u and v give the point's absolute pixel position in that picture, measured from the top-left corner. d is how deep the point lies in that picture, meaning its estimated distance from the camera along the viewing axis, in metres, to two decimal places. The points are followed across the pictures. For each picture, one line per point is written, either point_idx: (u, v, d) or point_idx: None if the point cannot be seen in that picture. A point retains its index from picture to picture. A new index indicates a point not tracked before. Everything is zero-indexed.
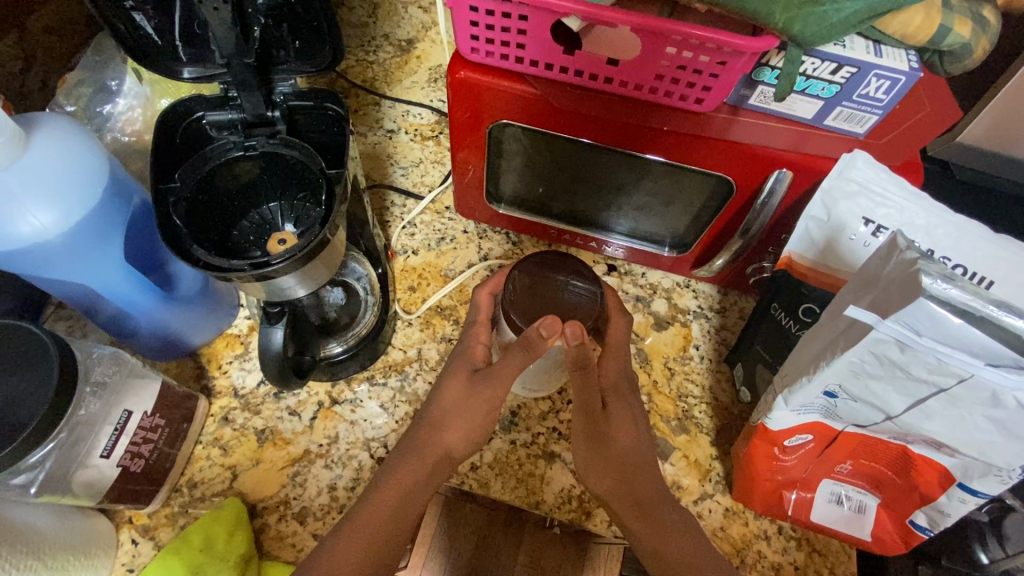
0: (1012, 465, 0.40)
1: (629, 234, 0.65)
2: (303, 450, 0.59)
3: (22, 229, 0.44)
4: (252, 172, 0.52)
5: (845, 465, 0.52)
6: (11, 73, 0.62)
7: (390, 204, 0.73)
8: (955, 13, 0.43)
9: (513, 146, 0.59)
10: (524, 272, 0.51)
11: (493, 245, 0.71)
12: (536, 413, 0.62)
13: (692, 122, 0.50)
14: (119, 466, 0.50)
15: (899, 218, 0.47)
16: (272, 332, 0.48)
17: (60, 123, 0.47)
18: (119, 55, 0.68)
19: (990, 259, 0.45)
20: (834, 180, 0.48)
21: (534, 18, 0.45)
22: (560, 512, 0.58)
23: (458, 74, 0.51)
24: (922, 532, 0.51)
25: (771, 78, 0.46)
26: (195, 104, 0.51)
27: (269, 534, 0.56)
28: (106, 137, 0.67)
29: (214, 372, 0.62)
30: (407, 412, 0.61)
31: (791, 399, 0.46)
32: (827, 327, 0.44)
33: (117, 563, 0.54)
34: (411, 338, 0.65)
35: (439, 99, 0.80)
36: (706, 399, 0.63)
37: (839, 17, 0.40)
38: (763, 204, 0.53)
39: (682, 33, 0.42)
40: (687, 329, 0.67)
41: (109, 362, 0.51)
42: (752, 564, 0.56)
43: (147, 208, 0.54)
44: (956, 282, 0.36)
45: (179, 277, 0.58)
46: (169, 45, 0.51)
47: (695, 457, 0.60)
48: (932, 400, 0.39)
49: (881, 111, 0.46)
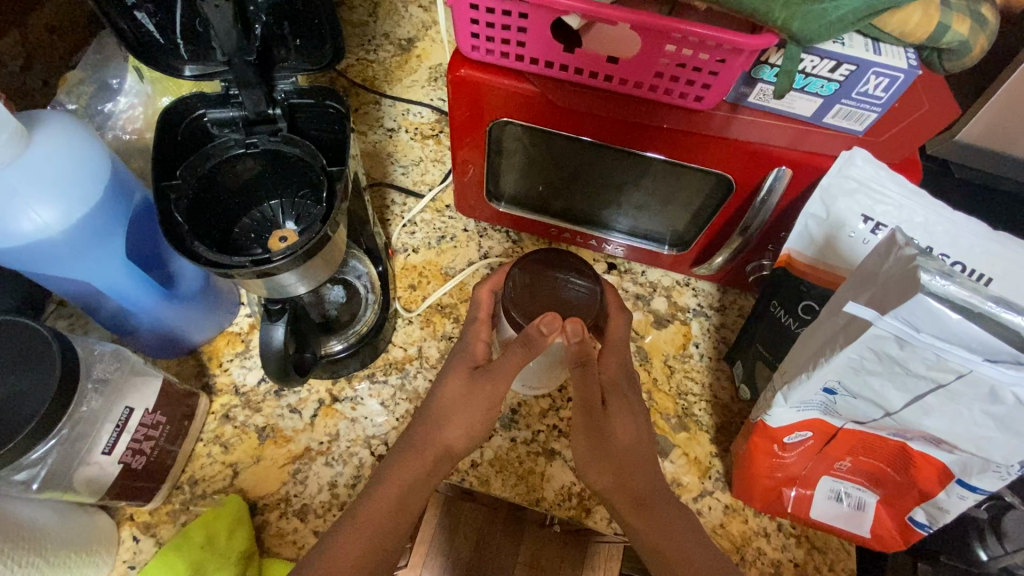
0: (1010, 461, 0.40)
1: (629, 232, 0.65)
2: (304, 448, 0.59)
3: (24, 226, 0.44)
4: (253, 170, 0.52)
5: (845, 462, 0.52)
6: (12, 71, 0.62)
7: (390, 203, 0.73)
8: (953, 12, 0.43)
9: (514, 144, 0.59)
10: (524, 269, 0.51)
11: (493, 243, 0.71)
12: (537, 410, 0.62)
13: (692, 120, 0.50)
14: (120, 463, 0.50)
15: (898, 215, 0.47)
16: (272, 329, 0.48)
17: (61, 120, 0.47)
18: (120, 54, 0.69)
19: (987, 256, 0.45)
20: (833, 177, 0.48)
21: (534, 16, 0.45)
22: (560, 509, 0.58)
23: (458, 72, 0.52)
24: (921, 528, 0.51)
25: (770, 76, 0.46)
26: (195, 101, 0.51)
27: (269, 531, 0.56)
28: (106, 136, 0.67)
29: (215, 370, 0.63)
30: (408, 410, 0.61)
31: (791, 395, 0.46)
32: (826, 324, 0.44)
33: (117, 561, 0.54)
34: (412, 336, 0.66)
35: (439, 97, 0.80)
36: (705, 396, 0.63)
37: (838, 14, 0.40)
38: (763, 201, 0.53)
39: (681, 30, 0.42)
40: (687, 327, 0.67)
41: (111, 358, 0.52)
42: (752, 560, 0.56)
43: (148, 206, 0.55)
44: (955, 278, 0.36)
45: (180, 275, 0.58)
46: (170, 43, 0.51)
47: (695, 455, 0.60)
48: (931, 396, 0.39)
49: (880, 109, 0.46)
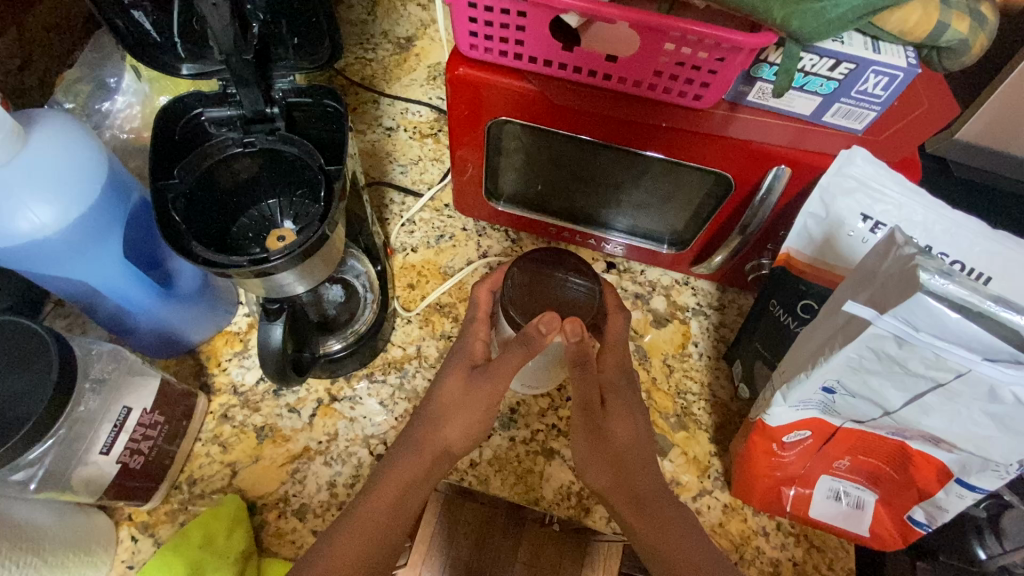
0: (1009, 460, 0.40)
1: (628, 231, 0.65)
2: (303, 447, 0.59)
3: (21, 226, 0.44)
4: (251, 169, 0.52)
5: (843, 461, 0.52)
6: (11, 70, 0.62)
7: (389, 202, 0.73)
8: (953, 10, 0.43)
9: (512, 143, 0.59)
10: (523, 268, 0.51)
11: (492, 242, 0.71)
12: (536, 409, 0.62)
13: (691, 119, 0.50)
14: (118, 463, 0.50)
15: (897, 214, 0.47)
16: (271, 328, 0.48)
17: (61, 119, 0.47)
18: (118, 53, 0.69)
19: (987, 256, 0.45)
20: (833, 176, 0.48)
21: (532, 14, 0.45)
22: (560, 508, 0.59)
23: (457, 71, 0.51)
24: (920, 527, 0.51)
25: (770, 75, 0.46)
26: (194, 100, 0.51)
27: (268, 531, 0.56)
28: (106, 134, 0.67)
29: (214, 369, 0.63)
30: (407, 409, 0.61)
31: (790, 395, 0.46)
32: (826, 323, 0.44)
33: (116, 561, 0.54)
34: (411, 335, 0.65)
35: (438, 96, 0.80)
36: (704, 395, 0.63)
37: (837, 13, 0.40)
38: (762, 200, 0.53)
39: (680, 28, 0.42)
40: (686, 326, 0.67)
41: (109, 358, 0.52)
42: (751, 559, 0.56)
43: (147, 205, 0.55)
44: (954, 277, 0.36)
45: (179, 274, 0.58)
46: (167, 42, 0.51)
47: (694, 454, 0.60)
48: (930, 394, 0.39)
49: (880, 108, 0.46)
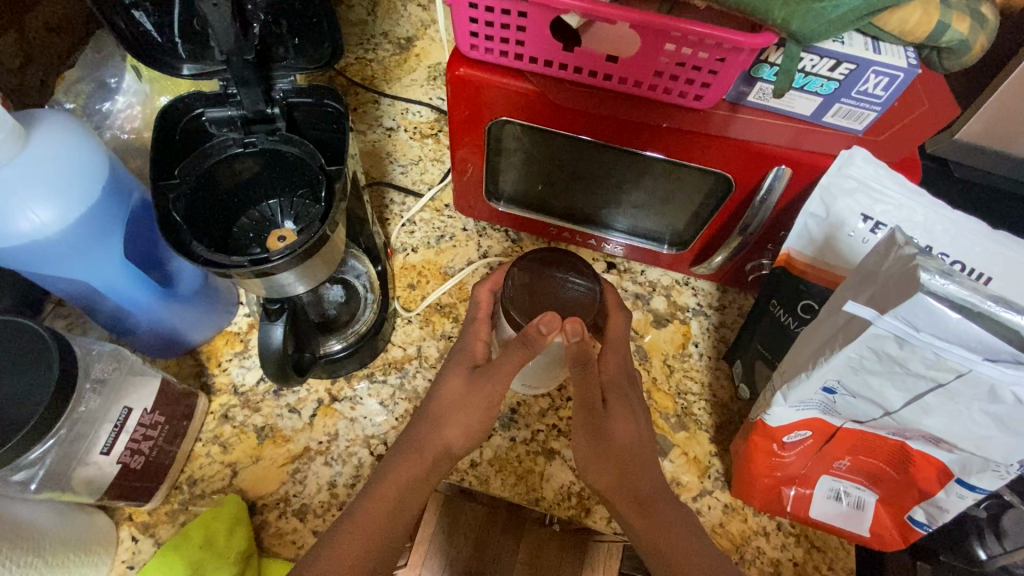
0: (1009, 459, 0.40)
1: (629, 231, 0.65)
2: (303, 447, 0.59)
3: (22, 226, 0.44)
4: (251, 169, 0.52)
5: (843, 461, 0.52)
6: (12, 69, 0.62)
7: (389, 202, 0.73)
8: (953, 10, 0.43)
9: (513, 144, 0.59)
10: (524, 269, 0.51)
11: (492, 243, 0.71)
12: (536, 409, 0.62)
13: (691, 120, 0.50)
14: (118, 463, 0.50)
15: (897, 215, 0.47)
16: (272, 328, 0.48)
17: (62, 120, 0.47)
18: (119, 52, 0.69)
19: (986, 256, 0.45)
20: (833, 176, 0.48)
21: (533, 15, 0.45)
22: (560, 508, 0.58)
23: (457, 71, 0.51)
24: (920, 528, 0.51)
25: (770, 75, 0.46)
26: (194, 100, 0.51)
27: (269, 531, 0.56)
28: (106, 134, 0.67)
29: (214, 370, 0.63)
30: (407, 409, 0.61)
31: (790, 395, 0.46)
32: (827, 323, 0.44)
33: (117, 561, 0.54)
34: (411, 335, 0.65)
35: (439, 97, 0.80)
36: (705, 396, 0.63)
37: (838, 13, 0.40)
38: (762, 201, 0.53)
39: (681, 30, 0.42)
40: (686, 327, 0.67)
41: (109, 358, 0.51)
42: (752, 560, 0.56)
43: (148, 206, 0.55)
44: (954, 277, 0.36)
45: (179, 274, 0.58)
46: (168, 42, 0.51)
47: (695, 454, 0.60)
48: (930, 395, 0.39)
49: (880, 108, 0.46)
